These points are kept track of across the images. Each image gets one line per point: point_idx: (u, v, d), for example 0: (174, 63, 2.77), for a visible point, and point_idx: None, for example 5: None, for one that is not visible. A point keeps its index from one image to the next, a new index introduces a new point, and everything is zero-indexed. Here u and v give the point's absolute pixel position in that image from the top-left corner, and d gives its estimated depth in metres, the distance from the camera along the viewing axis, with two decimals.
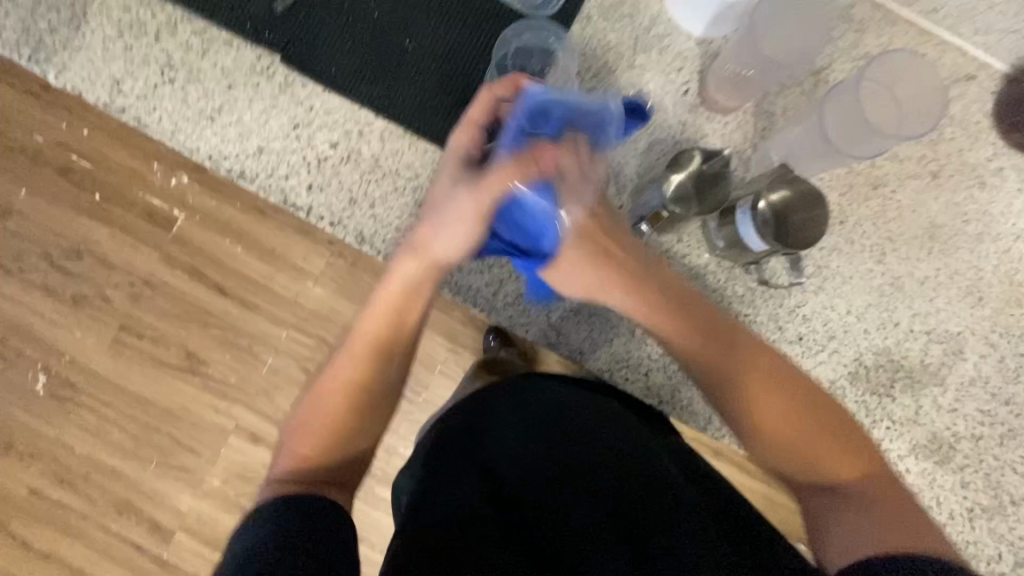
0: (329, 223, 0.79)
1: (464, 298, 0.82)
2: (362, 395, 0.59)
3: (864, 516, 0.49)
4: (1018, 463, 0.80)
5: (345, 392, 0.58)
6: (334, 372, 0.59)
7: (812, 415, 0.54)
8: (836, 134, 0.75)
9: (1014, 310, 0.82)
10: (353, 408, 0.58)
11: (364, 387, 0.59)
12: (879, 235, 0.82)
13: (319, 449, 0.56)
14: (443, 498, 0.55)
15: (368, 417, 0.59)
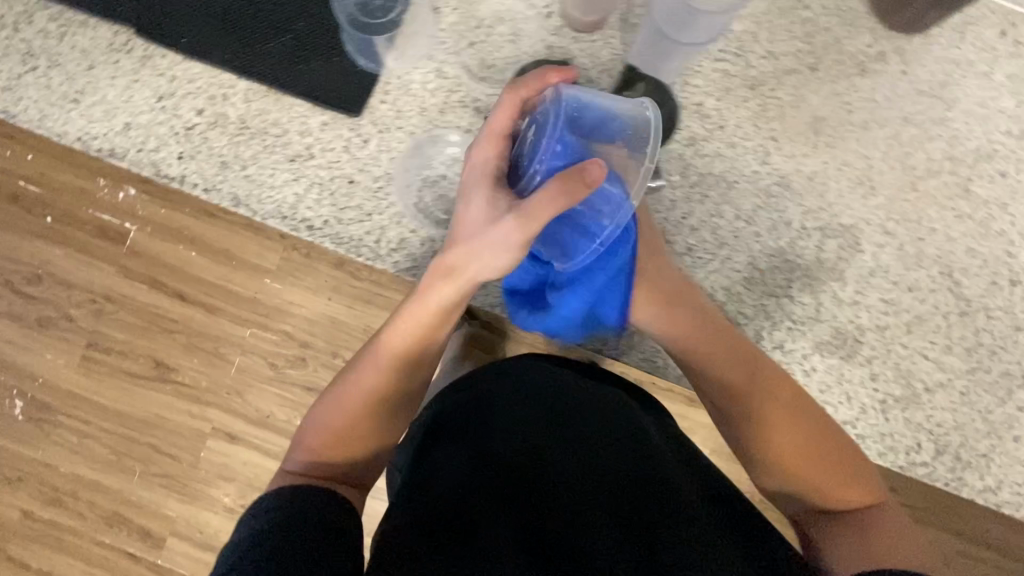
0: (203, 190, 0.79)
1: (345, 249, 0.78)
2: (392, 399, 0.59)
3: (859, 537, 0.51)
4: (928, 349, 0.79)
5: (373, 396, 0.58)
6: (360, 380, 0.59)
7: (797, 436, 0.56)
8: (671, 27, 0.75)
9: (909, 195, 0.80)
10: (380, 411, 0.59)
11: (391, 389, 0.59)
12: (761, 135, 0.80)
13: (342, 449, 0.56)
14: (444, 489, 0.48)
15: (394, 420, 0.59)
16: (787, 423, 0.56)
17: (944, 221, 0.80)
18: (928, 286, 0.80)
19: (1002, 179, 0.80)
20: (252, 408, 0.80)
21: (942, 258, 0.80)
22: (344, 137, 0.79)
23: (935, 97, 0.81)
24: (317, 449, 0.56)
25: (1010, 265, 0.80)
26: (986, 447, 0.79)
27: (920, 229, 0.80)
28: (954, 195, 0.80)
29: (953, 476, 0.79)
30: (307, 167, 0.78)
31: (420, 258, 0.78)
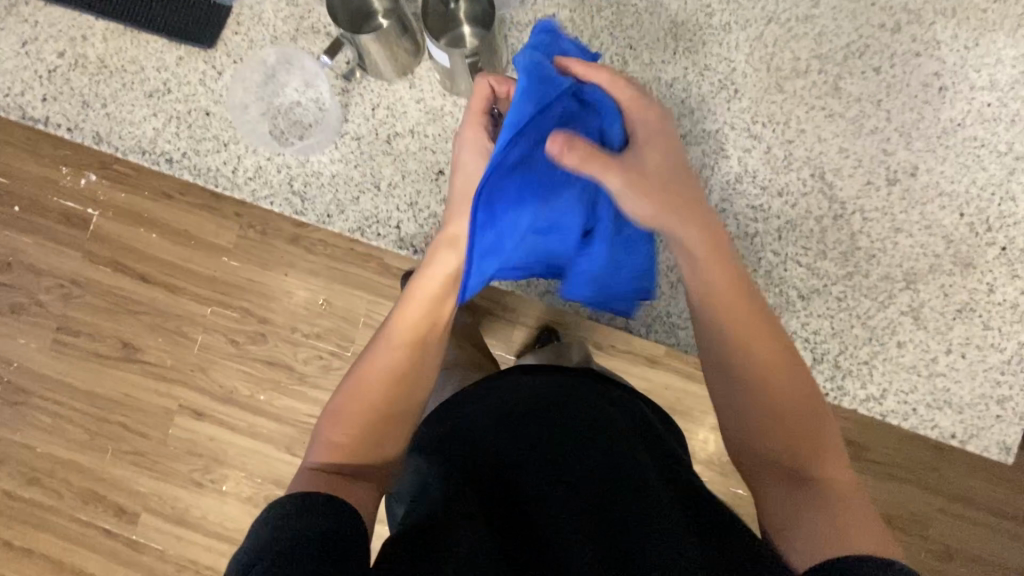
0: (67, 130, 0.80)
1: (203, 180, 0.79)
2: (383, 415, 0.61)
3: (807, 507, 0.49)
4: (800, 256, 0.77)
5: (389, 380, 0.63)
6: (366, 371, 0.63)
7: (796, 400, 0.55)
8: None
9: (775, 96, 0.77)
10: (382, 403, 0.61)
11: (396, 377, 0.63)
12: (617, 44, 0.78)
13: (358, 443, 0.59)
14: (452, 487, 0.56)
15: (392, 419, 0.61)
16: (791, 397, 0.55)
17: (814, 121, 0.77)
18: (799, 190, 0.77)
19: (875, 75, 0.77)
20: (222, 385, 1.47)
21: (813, 160, 0.77)
22: (200, 70, 0.79)
23: None
24: (336, 442, 0.58)
25: (886, 163, 0.77)
26: (867, 354, 0.76)
27: (789, 131, 0.77)
28: (823, 94, 0.77)
29: (832, 385, 0.77)
30: (165, 101, 0.79)
31: (276, 184, 0.78)
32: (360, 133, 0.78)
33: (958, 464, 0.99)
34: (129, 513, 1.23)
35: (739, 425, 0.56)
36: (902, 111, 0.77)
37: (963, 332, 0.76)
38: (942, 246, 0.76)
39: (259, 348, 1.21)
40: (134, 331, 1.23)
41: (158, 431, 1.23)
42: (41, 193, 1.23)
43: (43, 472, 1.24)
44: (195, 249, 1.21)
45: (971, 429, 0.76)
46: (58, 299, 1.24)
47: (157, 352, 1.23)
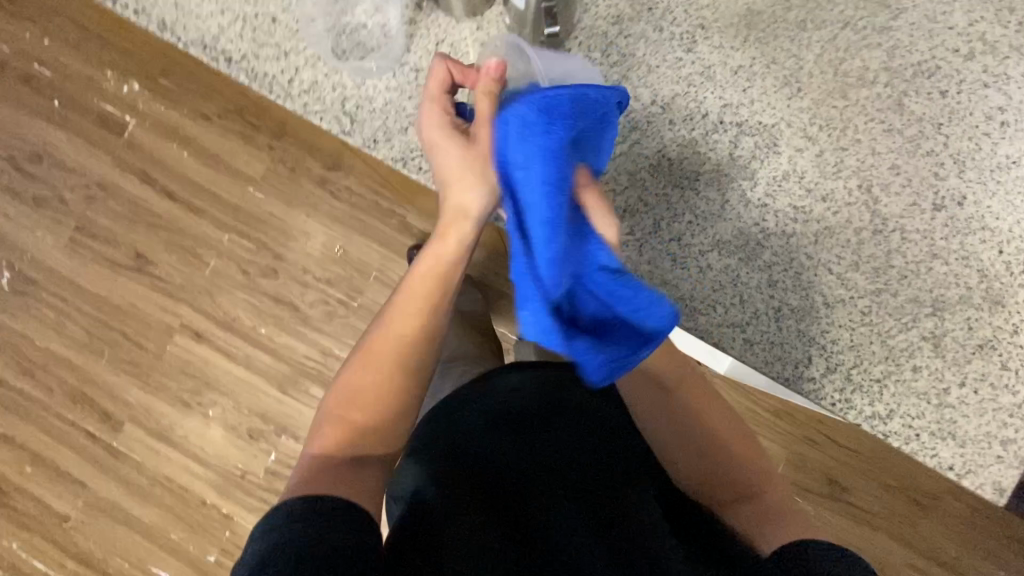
0: (134, 12, 0.80)
1: (258, 85, 0.79)
2: (401, 381, 0.61)
3: (754, 508, 0.56)
4: (833, 263, 0.76)
5: (396, 347, 0.61)
6: (380, 335, 0.61)
7: (732, 432, 0.62)
8: None
9: (837, 101, 0.77)
10: (394, 369, 0.61)
11: (409, 341, 0.61)
12: (690, 22, 0.77)
13: (364, 427, 0.58)
14: (460, 483, 0.60)
15: (407, 383, 0.61)
16: (737, 437, 0.62)
17: (871, 133, 0.77)
18: (844, 198, 0.76)
19: (940, 98, 0.77)
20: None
21: (863, 171, 0.76)
22: None
23: (881, 5, 0.77)
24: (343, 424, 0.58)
25: (936, 188, 0.76)
26: (881, 373, 0.76)
27: (845, 138, 0.77)
28: (885, 107, 0.77)
29: (841, 397, 0.76)
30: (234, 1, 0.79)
31: (330, 101, 0.79)
32: (420, 66, 0.78)
33: (932, 520, 1.01)
34: (114, 422, 1.24)
35: (683, 456, 0.61)
36: (961, 138, 0.77)
37: (980, 368, 0.76)
38: (975, 279, 0.76)
39: (268, 283, 1.22)
40: (148, 244, 1.24)
41: (156, 346, 1.24)
42: (81, 92, 1.24)
43: (38, 366, 1.25)
44: (222, 175, 1.22)
45: (969, 464, 0.76)
46: (81, 200, 1.25)
47: (169, 269, 1.24)
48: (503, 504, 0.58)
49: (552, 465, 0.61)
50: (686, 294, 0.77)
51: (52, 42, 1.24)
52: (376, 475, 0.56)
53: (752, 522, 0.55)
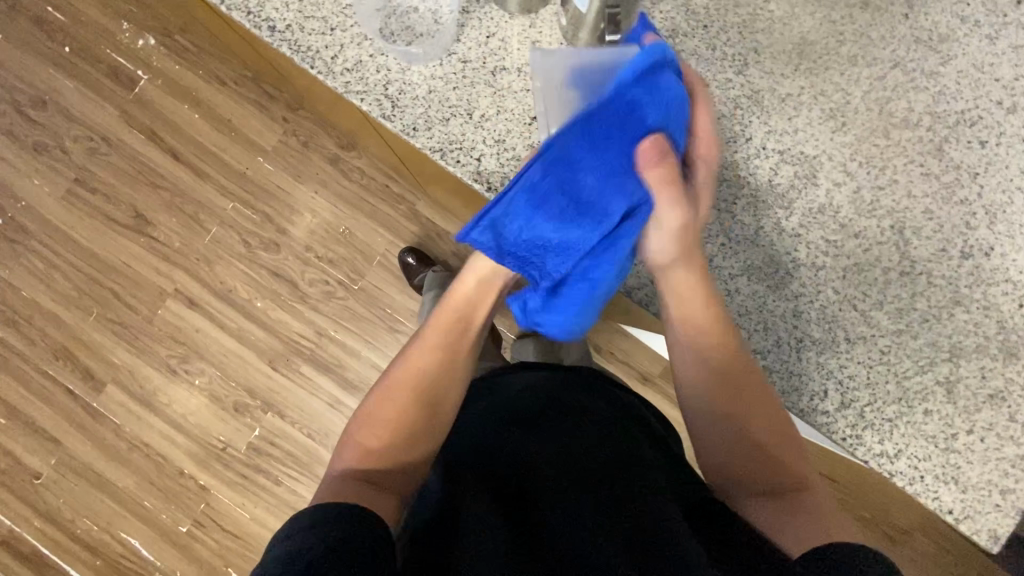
0: None
1: (300, 58, 0.77)
2: (421, 406, 0.71)
3: (801, 514, 0.59)
4: (858, 300, 0.77)
5: (418, 380, 0.72)
6: (407, 369, 0.73)
7: (773, 439, 0.66)
8: None
9: (879, 140, 0.77)
10: (419, 399, 0.71)
11: (431, 374, 0.73)
12: (744, 44, 0.77)
13: (384, 454, 0.68)
14: (472, 487, 0.65)
15: (427, 415, 0.71)
16: (777, 448, 0.65)
17: (908, 176, 0.77)
18: (876, 237, 0.77)
19: (978, 147, 0.77)
20: (223, 280, 1.51)
21: (897, 212, 0.77)
22: None
23: (932, 49, 0.78)
24: (367, 450, 0.68)
25: (965, 236, 0.77)
26: (893, 413, 0.76)
27: (883, 177, 0.77)
28: (925, 151, 0.77)
29: (853, 433, 0.77)
30: None
31: (372, 83, 0.77)
32: (468, 57, 0.77)
33: None
34: None
35: (725, 459, 0.66)
36: (994, 190, 0.77)
37: (988, 417, 0.77)
38: (994, 329, 0.77)
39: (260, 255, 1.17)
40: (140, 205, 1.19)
41: None
42: None
43: None
44: None
45: (968, 511, 0.77)
46: None
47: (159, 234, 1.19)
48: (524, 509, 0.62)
49: (549, 456, 0.67)
50: None
51: None
52: (391, 497, 0.64)
53: (776, 518, 0.60)
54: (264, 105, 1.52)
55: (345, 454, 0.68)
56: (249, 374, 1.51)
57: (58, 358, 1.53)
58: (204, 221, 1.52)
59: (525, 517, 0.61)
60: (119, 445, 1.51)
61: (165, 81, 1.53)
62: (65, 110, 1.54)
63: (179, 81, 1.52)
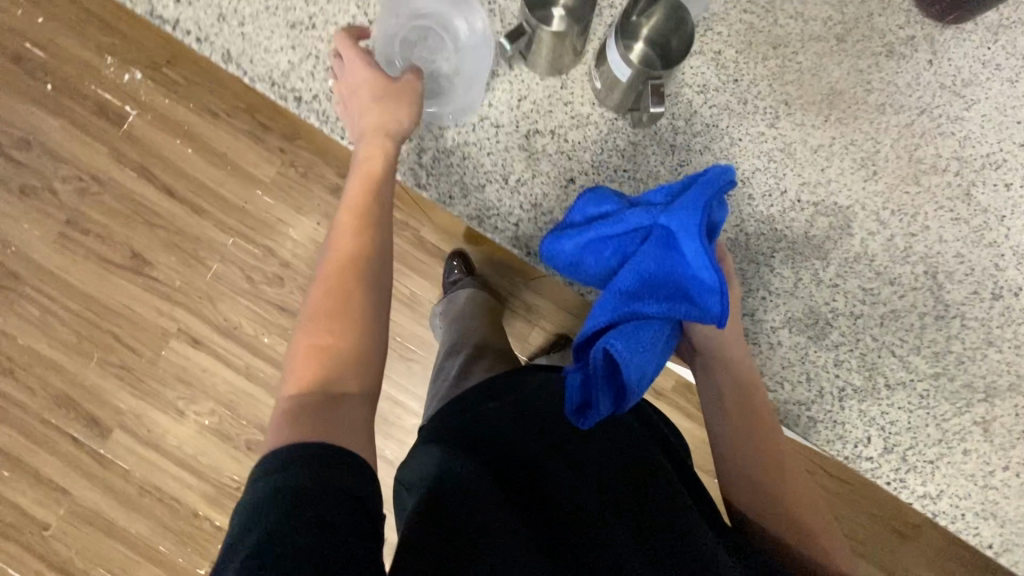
0: (196, 40, 0.75)
1: (329, 128, 0.76)
2: (350, 272, 0.64)
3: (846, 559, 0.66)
4: (896, 346, 0.78)
5: (341, 265, 0.64)
6: (328, 261, 0.65)
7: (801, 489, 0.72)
8: None
9: (910, 187, 0.78)
10: (349, 274, 0.63)
11: (354, 254, 0.65)
12: (774, 96, 0.77)
13: (339, 350, 0.59)
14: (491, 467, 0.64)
15: (361, 285, 0.63)
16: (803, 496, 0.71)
17: (939, 221, 0.78)
18: (910, 283, 0.78)
19: (1004, 190, 0.79)
20: (226, 317, 1.47)
21: (930, 257, 0.78)
22: (350, 15, 0.75)
23: (956, 94, 0.79)
24: (314, 350, 0.59)
25: (995, 278, 0.79)
26: (934, 455, 0.78)
27: (915, 224, 0.78)
28: (954, 197, 0.78)
29: (896, 477, 0.78)
30: (306, 37, 0.75)
31: (406, 152, 0.76)
32: (501, 121, 0.76)
33: None
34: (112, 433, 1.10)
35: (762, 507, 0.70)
36: (1022, 231, 0.79)
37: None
38: None
39: None
40: None
41: None
42: None
43: None
44: None
45: (1007, 543, 0.79)
46: None
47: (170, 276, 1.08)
48: (537, 498, 0.62)
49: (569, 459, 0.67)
50: (755, 370, 0.77)
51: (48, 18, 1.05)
52: (360, 404, 0.58)
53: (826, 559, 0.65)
54: (259, 136, 1.46)
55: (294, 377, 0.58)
56: (261, 414, 1.47)
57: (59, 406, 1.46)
58: (205, 258, 1.46)
59: (541, 513, 0.60)
60: (129, 490, 1.44)
61: (155, 116, 1.46)
62: (47, 148, 1.46)
63: (167, 115, 1.46)
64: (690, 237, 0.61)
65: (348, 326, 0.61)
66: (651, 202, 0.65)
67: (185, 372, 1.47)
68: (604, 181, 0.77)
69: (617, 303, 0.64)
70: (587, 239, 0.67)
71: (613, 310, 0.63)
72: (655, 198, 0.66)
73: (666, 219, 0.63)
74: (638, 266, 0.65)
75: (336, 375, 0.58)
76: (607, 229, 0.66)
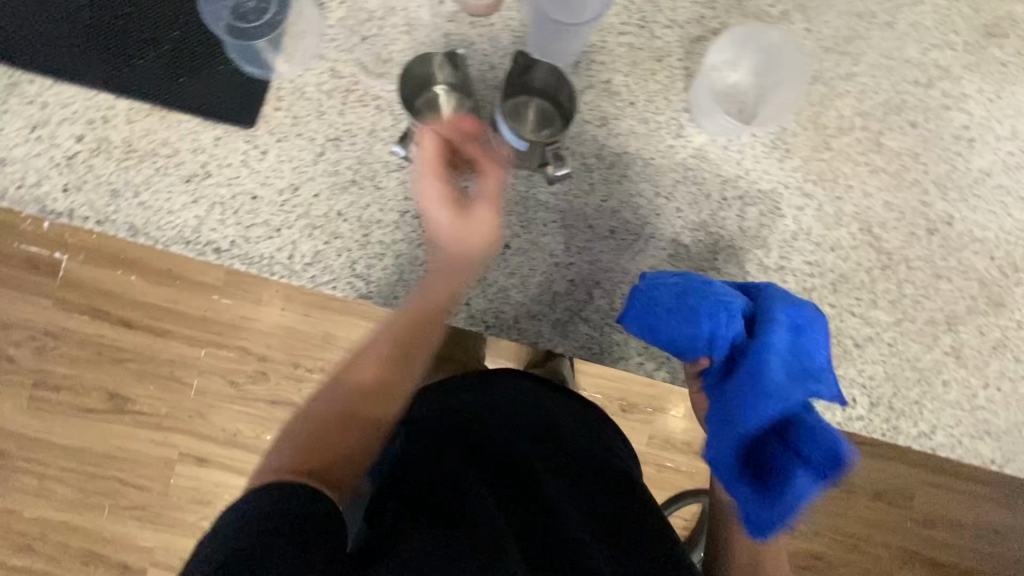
0: (97, 222, 0.74)
1: (257, 268, 0.75)
2: (380, 405, 0.63)
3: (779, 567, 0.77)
4: (854, 306, 0.80)
5: (349, 394, 0.63)
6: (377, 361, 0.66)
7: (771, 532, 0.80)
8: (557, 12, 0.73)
9: (823, 154, 0.80)
10: (352, 400, 0.62)
11: (360, 390, 0.64)
12: (672, 108, 0.78)
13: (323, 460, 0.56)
14: (459, 542, 0.49)
15: (374, 407, 0.63)
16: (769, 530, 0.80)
17: (860, 177, 0.80)
18: (850, 244, 0.80)
19: (911, 129, 0.81)
20: (223, 427, 1.28)
21: (861, 214, 0.80)
22: (241, 151, 0.74)
23: (842, 53, 0.80)
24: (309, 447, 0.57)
25: (926, 214, 0.81)
26: (917, 395, 0.81)
27: (838, 188, 0.80)
28: (867, 150, 0.80)
29: (888, 427, 0.81)
30: (205, 186, 0.74)
31: (337, 267, 0.75)
32: (421, 210, 0.76)
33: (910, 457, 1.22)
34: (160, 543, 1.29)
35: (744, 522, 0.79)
36: (937, 162, 0.81)
37: (997, 366, 0.82)
38: (977, 288, 0.82)
39: (260, 388, 1.29)
40: (122, 383, 1.29)
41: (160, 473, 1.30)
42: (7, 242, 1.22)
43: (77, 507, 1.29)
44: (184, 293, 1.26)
45: (1008, 453, 0.82)
46: (35, 355, 1.27)
47: (149, 403, 1.29)
48: (517, 492, 0.58)
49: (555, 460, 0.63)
50: None
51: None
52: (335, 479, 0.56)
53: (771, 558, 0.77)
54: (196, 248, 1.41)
55: (296, 429, 0.59)
56: None
57: (87, 564, 1.30)
58: (179, 376, 1.28)
59: (524, 501, 0.56)
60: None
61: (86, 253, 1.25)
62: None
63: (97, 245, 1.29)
64: (815, 335, 0.69)
65: (350, 405, 0.62)
66: (739, 294, 0.71)
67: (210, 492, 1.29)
68: (537, 235, 0.77)
69: (776, 390, 0.65)
70: (711, 334, 0.69)
71: (776, 401, 0.65)
72: (735, 289, 0.73)
73: (784, 309, 0.68)
74: (779, 357, 0.67)
75: (330, 445, 0.58)
76: (722, 333, 0.69)
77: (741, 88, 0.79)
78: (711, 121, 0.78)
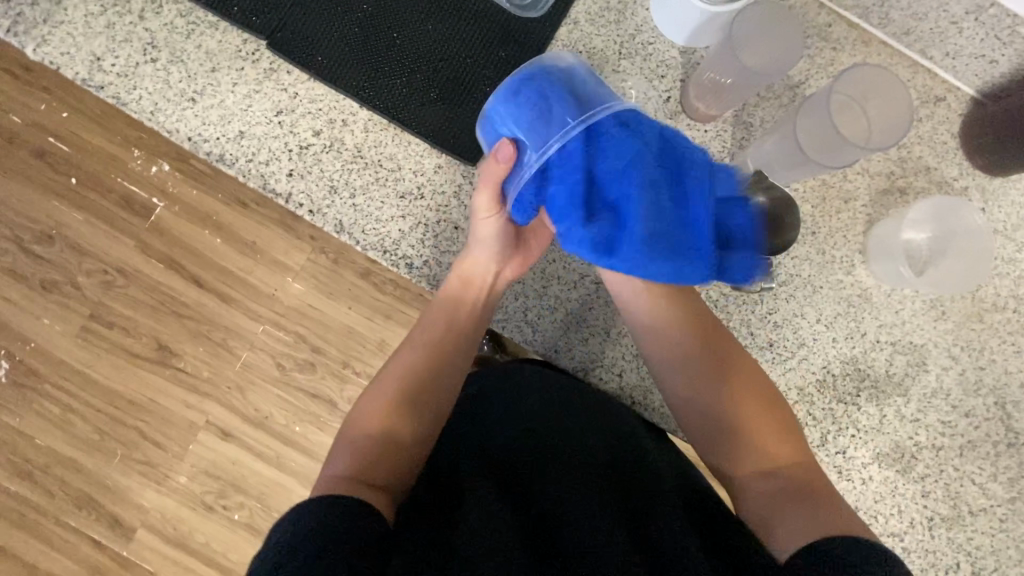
0: (308, 211, 0.79)
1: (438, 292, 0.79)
2: (448, 348, 0.70)
3: (793, 515, 0.56)
4: (975, 475, 0.83)
5: (428, 376, 0.67)
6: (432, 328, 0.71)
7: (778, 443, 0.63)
8: (808, 143, 0.76)
9: (976, 325, 0.84)
10: (434, 355, 0.69)
11: (436, 376, 0.68)
12: (850, 247, 0.84)
13: (377, 440, 0.61)
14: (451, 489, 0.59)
15: (441, 381, 0.68)
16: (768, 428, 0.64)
17: (1005, 355, 0.84)
18: (983, 414, 0.83)
19: None
20: (256, 407, 1.07)
21: (999, 389, 0.84)
22: (458, 184, 0.80)
23: (1008, 238, 0.86)
24: (368, 439, 0.61)
25: None
26: None
27: (982, 358, 0.84)
28: (1015, 330, 0.84)
29: None
30: (416, 206, 0.79)
31: (511, 309, 0.80)
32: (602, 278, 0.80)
33: None
34: (124, 528, 1.08)
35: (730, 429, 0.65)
36: None
37: None
38: None
39: (304, 377, 1.08)
40: (173, 334, 1.08)
41: (178, 445, 1.08)
42: (103, 171, 1.07)
43: (34, 466, 1.08)
44: (257, 262, 1.08)
45: None
46: (97, 286, 1.08)
47: (194, 362, 1.08)
48: (519, 503, 0.57)
49: (548, 456, 0.61)
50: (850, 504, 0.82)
51: (50, 107, 1.06)
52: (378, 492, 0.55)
53: (792, 508, 0.57)
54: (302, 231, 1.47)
55: (368, 404, 0.65)
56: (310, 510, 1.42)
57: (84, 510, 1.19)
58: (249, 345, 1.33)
59: (529, 514, 0.56)
60: None
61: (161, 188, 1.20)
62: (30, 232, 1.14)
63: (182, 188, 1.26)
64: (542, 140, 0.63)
65: (438, 388, 0.67)
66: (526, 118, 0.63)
67: (227, 474, 1.07)
68: None
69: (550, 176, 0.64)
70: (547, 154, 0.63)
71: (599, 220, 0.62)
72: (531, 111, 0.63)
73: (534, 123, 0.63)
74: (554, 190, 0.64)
75: (372, 463, 0.58)
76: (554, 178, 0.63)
77: (916, 247, 0.85)
78: (883, 266, 0.83)
